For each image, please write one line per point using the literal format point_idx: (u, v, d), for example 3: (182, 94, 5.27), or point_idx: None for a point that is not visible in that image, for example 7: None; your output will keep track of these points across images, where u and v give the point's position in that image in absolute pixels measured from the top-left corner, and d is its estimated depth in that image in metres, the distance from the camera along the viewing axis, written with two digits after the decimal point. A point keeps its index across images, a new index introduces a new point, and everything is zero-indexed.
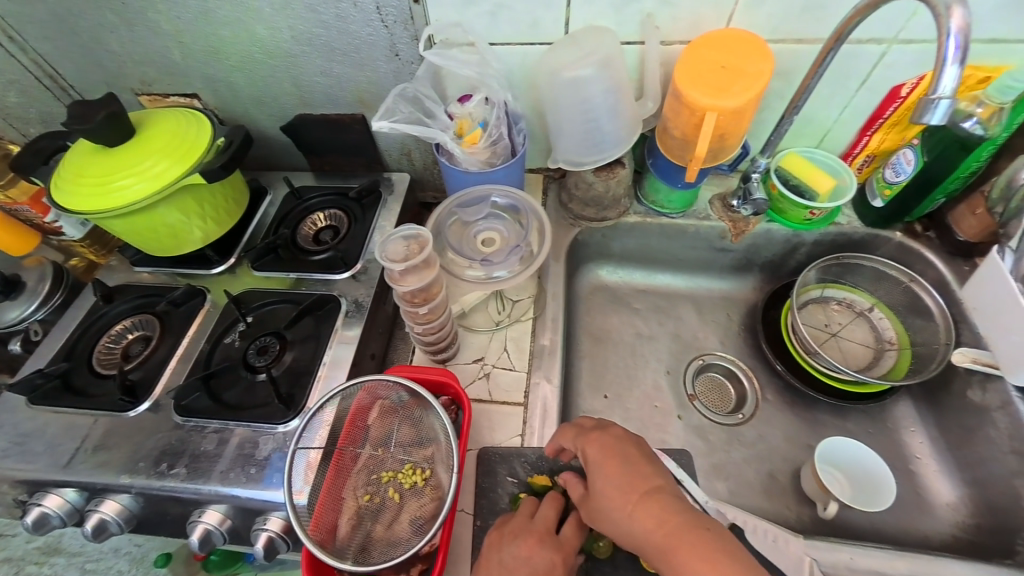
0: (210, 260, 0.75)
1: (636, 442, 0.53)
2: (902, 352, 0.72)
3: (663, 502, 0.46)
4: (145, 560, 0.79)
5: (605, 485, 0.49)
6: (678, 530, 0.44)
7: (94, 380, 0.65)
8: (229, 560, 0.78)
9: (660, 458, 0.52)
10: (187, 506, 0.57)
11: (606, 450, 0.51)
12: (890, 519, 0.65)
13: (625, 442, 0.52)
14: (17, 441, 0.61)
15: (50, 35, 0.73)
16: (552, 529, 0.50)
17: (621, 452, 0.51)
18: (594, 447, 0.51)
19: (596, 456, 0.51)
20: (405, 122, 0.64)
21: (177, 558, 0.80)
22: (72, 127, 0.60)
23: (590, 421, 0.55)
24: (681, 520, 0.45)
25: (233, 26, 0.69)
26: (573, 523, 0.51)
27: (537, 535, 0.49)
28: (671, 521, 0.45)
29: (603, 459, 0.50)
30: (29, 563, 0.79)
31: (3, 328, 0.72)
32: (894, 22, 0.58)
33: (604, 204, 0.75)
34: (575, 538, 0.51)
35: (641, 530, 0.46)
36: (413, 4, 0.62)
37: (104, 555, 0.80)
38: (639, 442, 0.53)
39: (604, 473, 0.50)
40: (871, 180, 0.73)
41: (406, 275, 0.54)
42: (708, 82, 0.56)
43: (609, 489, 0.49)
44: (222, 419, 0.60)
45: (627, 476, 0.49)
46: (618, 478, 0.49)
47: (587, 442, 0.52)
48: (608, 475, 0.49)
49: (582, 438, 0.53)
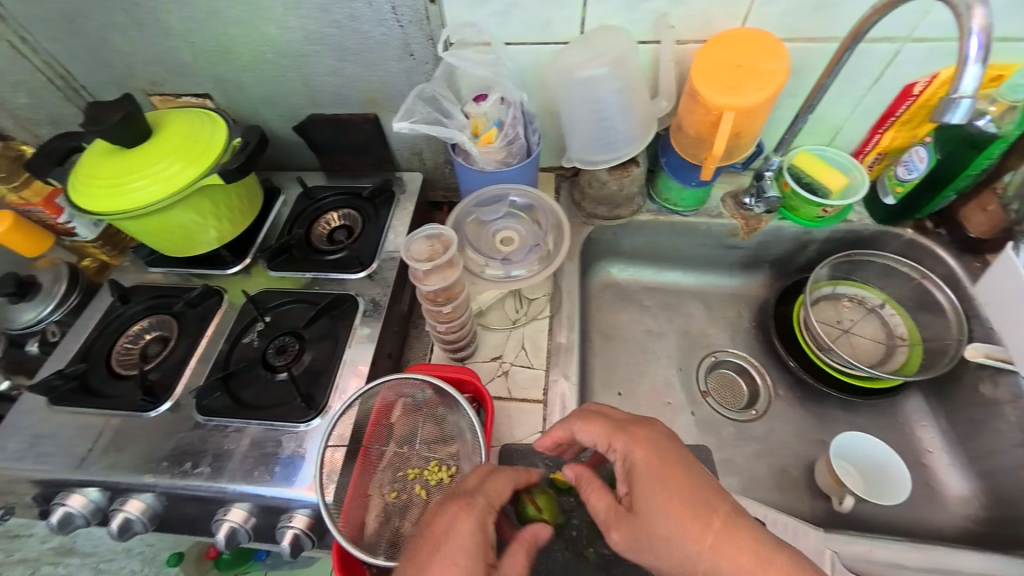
0: (225, 260, 0.76)
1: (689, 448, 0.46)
2: (913, 348, 0.73)
3: (743, 529, 0.40)
4: (156, 559, 0.82)
5: (663, 502, 0.42)
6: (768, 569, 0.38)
7: (114, 380, 0.66)
8: (239, 559, 0.83)
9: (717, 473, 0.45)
10: (211, 505, 0.57)
11: (662, 460, 0.44)
12: (903, 512, 0.66)
13: (679, 449, 0.45)
14: (38, 442, 0.61)
15: (62, 36, 0.73)
16: (466, 488, 0.46)
17: (680, 462, 0.44)
18: (646, 454, 0.45)
19: (649, 465, 0.44)
20: (423, 122, 0.65)
21: (188, 557, 0.82)
22: (89, 129, 0.60)
23: (620, 415, 0.50)
24: (768, 556, 0.38)
25: (244, 26, 0.68)
26: (489, 478, 0.47)
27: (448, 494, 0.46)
28: (757, 555, 0.38)
29: (662, 471, 0.43)
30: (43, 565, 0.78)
31: (18, 329, 0.72)
32: (907, 22, 0.58)
33: (616, 203, 0.75)
34: (497, 492, 0.46)
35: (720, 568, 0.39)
36: (429, 4, 0.62)
37: (117, 555, 0.82)
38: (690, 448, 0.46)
39: (664, 488, 0.42)
40: (882, 177, 0.74)
41: (429, 274, 0.55)
42: (723, 81, 0.56)
43: (675, 510, 0.41)
44: (242, 418, 0.60)
45: (694, 496, 0.42)
46: (683, 497, 0.42)
47: (639, 447, 0.45)
48: (669, 492, 0.42)
49: (632, 442, 0.46)
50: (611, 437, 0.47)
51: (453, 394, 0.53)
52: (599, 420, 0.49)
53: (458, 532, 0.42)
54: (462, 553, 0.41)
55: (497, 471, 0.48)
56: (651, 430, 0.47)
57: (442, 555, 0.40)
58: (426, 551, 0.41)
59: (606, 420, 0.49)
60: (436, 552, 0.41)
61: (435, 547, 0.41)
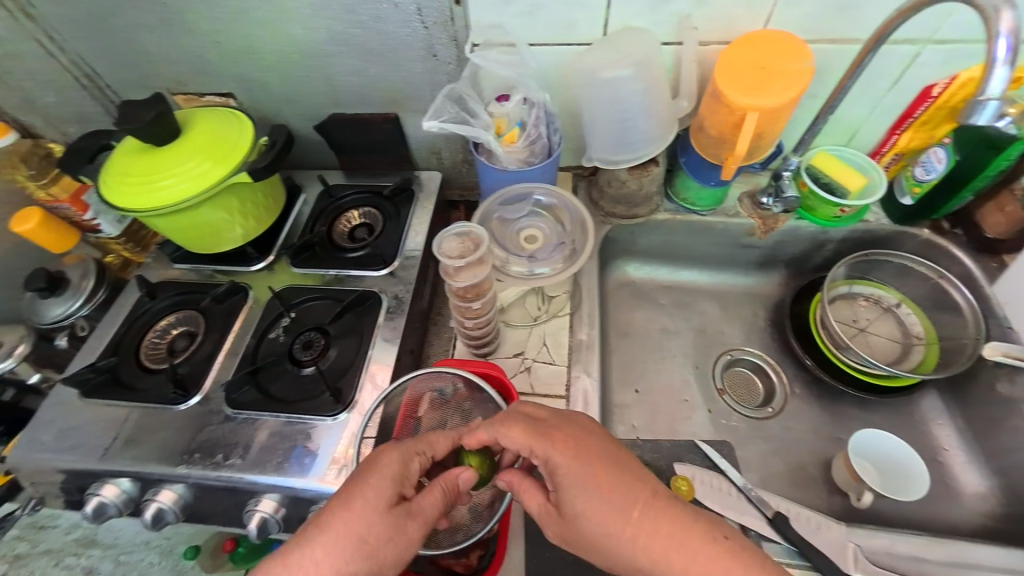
0: (250, 257, 0.77)
1: (612, 441, 0.45)
2: (930, 347, 0.74)
3: (668, 515, 0.40)
4: (172, 552, 0.78)
5: (587, 504, 0.41)
6: (697, 550, 0.38)
7: (143, 374, 0.67)
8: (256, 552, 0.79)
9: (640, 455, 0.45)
10: (242, 495, 0.58)
11: (581, 461, 0.43)
12: (921, 508, 0.67)
13: (603, 443, 0.45)
14: (70, 435, 0.62)
15: (88, 36, 0.73)
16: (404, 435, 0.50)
17: (602, 457, 0.43)
18: (569, 461, 0.43)
19: (573, 471, 0.42)
20: (452, 122, 0.66)
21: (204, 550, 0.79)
22: (120, 127, 0.61)
23: (544, 414, 0.48)
24: (697, 535, 0.38)
25: (270, 26, 0.69)
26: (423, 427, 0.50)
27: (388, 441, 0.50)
28: (684, 539, 0.38)
29: (587, 476, 0.42)
30: (67, 556, 0.75)
31: (47, 324, 0.73)
32: (928, 24, 0.59)
33: (634, 202, 0.76)
34: (428, 440, 0.49)
35: (651, 557, 0.39)
36: (454, 5, 0.62)
37: (135, 547, 0.77)
38: (610, 439, 0.45)
39: (585, 490, 0.42)
40: (899, 178, 0.74)
41: (460, 271, 0.56)
42: (747, 82, 0.57)
43: (600, 510, 0.41)
44: (272, 411, 0.61)
45: (620, 492, 0.41)
46: (609, 497, 0.41)
47: (563, 454, 0.43)
48: (597, 496, 0.41)
49: (552, 448, 0.44)
50: (530, 445, 0.45)
51: (484, 388, 0.55)
52: (517, 424, 0.46)
53: (381, 464, 0.45)
54: (381, 480, 0.44)
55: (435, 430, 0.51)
56: (569, 432, 0.45)
57: (361, 481, 0.44)
58: (351, 479, 0.45)
59: (524, 424, 0.46)
60: (357, 479, 0.44)
61: (357, 476, 0.45)
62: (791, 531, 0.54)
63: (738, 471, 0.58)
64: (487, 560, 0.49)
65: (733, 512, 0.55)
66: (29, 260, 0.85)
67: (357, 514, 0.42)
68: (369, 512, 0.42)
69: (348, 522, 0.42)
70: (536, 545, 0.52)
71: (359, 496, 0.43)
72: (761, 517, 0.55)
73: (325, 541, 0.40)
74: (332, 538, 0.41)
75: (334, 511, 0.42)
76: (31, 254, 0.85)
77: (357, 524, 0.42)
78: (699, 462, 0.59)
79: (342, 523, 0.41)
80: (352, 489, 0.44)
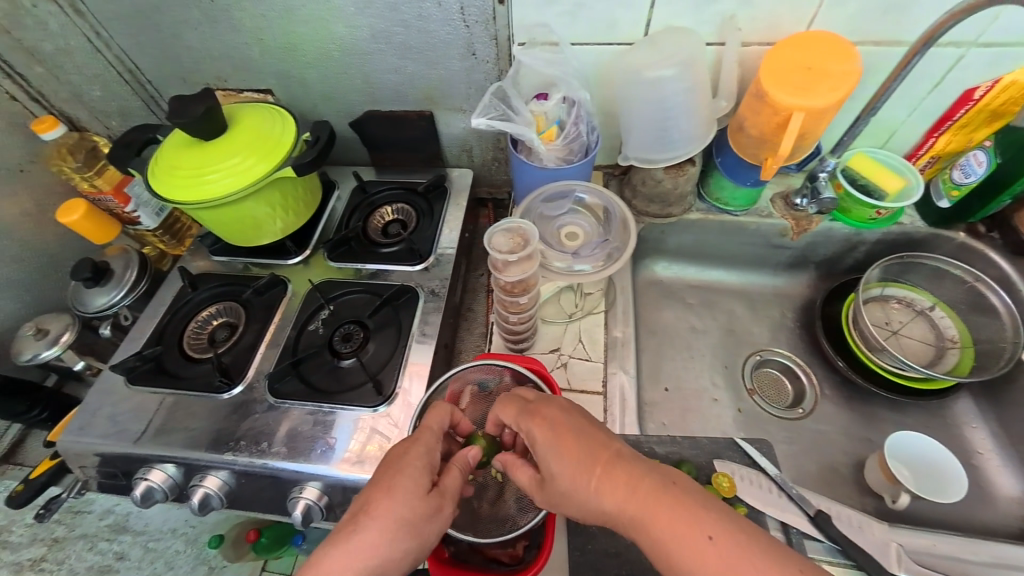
0: (288, 250, 0.79)
1: (580, 411, 0.49)
2: (964, 350, 0.74)
3: (626, 468, 0.43)
4: (197, 541, 0.81)
5: (560, 466, 0.45)
6: (650, 495, 0.41)
7: (186, 363, 0.68)
8: (277, 542, 0.83)
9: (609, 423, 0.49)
10: (284, 483, 0.59)
11: (555, 431, 0.46)
12: (957, 510, 0.67)
13: (574, 414, 0.48)
14: (117, 421, 0.64)
15: (133, 32, 0.73)
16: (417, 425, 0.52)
17: (572, 424, 0.47)
18: (543, 430, 0.47)
19: (544, 438, 0.46)
20: (499, 118, 0.67)
21: (228, 540, 0.82)
22: (172, 121, 0.62)
23: (531, 393, 0.52)
24: (650, 483, 0.42)
25: (313, 25, 0.69)
26: (432, 411, 0.52)
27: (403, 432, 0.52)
28: (639, 487, 0.42)
29: (557, 440, 0.46)
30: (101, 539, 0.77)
31: (92, 312, 0.75)
32: (976, 27, 0.59)
33: (669, 201, 0.76)
34: (442, 424, 0.51)
35: (612, 505, 0.42)
36: (498, 5, 0.63)
37: (164, 534, 0.81)
38: (580, 410, 0.49)
39: (558, 453, 0.45)
40: (936, 180, 0.74)
41: (509, 266, 0.57)
42: (793, 83, 0.58)
43: (570, 472, 0.44)
44: (315, 401, 0.62)
45: (585, 451, 0.45)
46: (575, 456, 0.45)
47: (540, 425, 0.47)
48: (565, 456, 0.45)
49: (530, 419, 0.48)
50: (515, 419, 0.50)
51: (531, 380, 0.56)
52: (508, 402, 0.51)
53: (406, 455, 0.47)
54: (411, 470, 0.46)
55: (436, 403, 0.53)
56: (548, 406, 0.49)
57: (394, 473, 0.46)
58: (381, 472, 0.47)
59: (517, 402, 0.50)
60: (388, 472, 0.46)
61: (388, 469, 0.47)
62: (833, 528, 0.54)
63: (777, 469, 0.58)
64: (533, 552, 0.49)
65: (773, 509, 0.56)
66: (71, 251, 0.86)
67: (396, 503, 0.44)
68: (406, 498, 0.45)
69: (391, 510, 0.44)
70: (580, 535, 0.53)
71: (393, 485, 0.45)
72: (802, 514, 0.56)
73: (373, 529, 0.43)
74: (379, 525, 0.43)
75: (373, 502, 0.44)
76: (72, 245, 0.86)
77: (398, 511, 0.44)
78: (737, 460, 0.59)
79: (386, 512, 0.44)
80: (384, 481, 0.46)
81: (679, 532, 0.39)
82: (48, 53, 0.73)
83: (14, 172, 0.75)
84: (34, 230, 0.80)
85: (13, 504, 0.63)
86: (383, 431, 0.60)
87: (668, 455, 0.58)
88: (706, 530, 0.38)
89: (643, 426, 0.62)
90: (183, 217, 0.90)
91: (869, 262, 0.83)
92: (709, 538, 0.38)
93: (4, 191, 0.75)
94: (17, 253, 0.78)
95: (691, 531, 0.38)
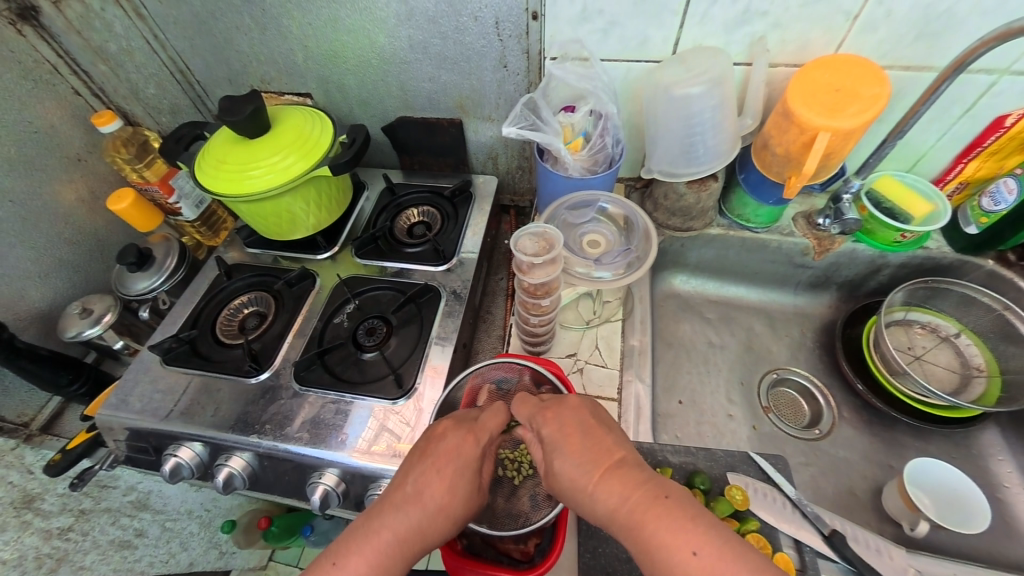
0: (318, 245, 0.82)
1: (592, 411, 0.50)
2: (991, 379, 0.73)
3: (627, 473, 0.43)
4: (212, 524, 0.86)
5: (566, 465, 0.46)
6: (641, 503, 0.41)
7: (217, 347, 0.72)
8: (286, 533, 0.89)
9: (622, 429, 0.49)
10: (306, 468, 0.61)
11: (565, 431, 0.48)
12: (979, 543, 0.65)
13: (585, 414, 0.49)
14: (153, 397, 0.67)
15: (188, 36, 0.78)
16: (469, 416, 0.52)
17: (580, 425, 0.48)
18: (552, 427, 0.48)
19: (554, 437, 0.48)
20: (528, 128, 0.71)
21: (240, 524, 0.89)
22: (222, 118, 0.65)
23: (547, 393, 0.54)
24: (644, 491, 0.42)
25: (355, 34, 0.72)
26: (490, 412, 0.52)
27: (454, 419, 0.52)
28: (635, 493, 0.42)
29: (563, 441, 0.47)
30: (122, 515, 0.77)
31: (132, 296, 0.79)
32: (1008, 55, 0.59)
33: (691, 215, 0.77)
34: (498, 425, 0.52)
35: (606, 508, 0.42)
36: (532, 20, 0.65)
37: (181, 515, 0.84)
38: (595, 410, 0.50)
39: (565, 452, 0.46)
40: (965, 206, 0.73)
41: (534, 268, 0.59)
42: (822, 104, 0.59)
43: (572, 471, 0.45)
44: (339, 390, 0.64)
45: (589, 452, 0.46)
46: (581, 458, 0.45)
47: (548, 424, 0.49)
48: (570, 453, 0.46)
49: (542, 418, 0.50)
50: (530, 418, 0.51)
51: (551, 381, 0.57)
52: (526, 399, 0.53)
53: (465, 452, 0.49)
54: (469, 471, 0.48)
55: (494, 407, 0.54)
56: (559, 407, 0.50)
57: (453, 469, 0.48)
58: (440, 462, 0.48)
59: (533, 401, 0.52)
60: (449, 466, 0.48)
61: (449, 463, 0.48)
62: (849, 549, 0.54)
63: (792, 485, 0.59)
64: (543, 551, 0.50)
65: (787, 526, 0.55)
66: (117, 236, 0.91)
67: (453, 499, 0.47)
68: (461, 496, 0.47)
69: (447, 506, 0.46)
70: (592, 538, 0.54)
71: (452, 483, 0.47)
72: (817, 533, 0.56)
73: (427, 519, 0.46)
74: (434, 514, 0.46)
75: (430, 489, 0.47)
76: (119, 231, 0.92)
77: (453, 509, 0.46)
78: (755, 475, 0.59)
79: (442, 504, 0.46)
80: (444, 473, 0.47)
81: (664, 542, 0.38)
82: (111, 53, 0.78)
83: (73, 161, 0.81)
84: (87, 215, 0.85)
85: (51, 473, 0.65)
86: (402, 426, 0.61)
87: (682, 466, 0.59)
88: (692, 544, 0.38)
89: (657, 434, 0.62)
90: (218, 211, 0.94)
91: (893, 285, 0.82)
92: (693, 552, 0.37)
93: (63, 177, 0.80)
94: (70, 235, 0.83)
95: (677, 542, 0.38)
